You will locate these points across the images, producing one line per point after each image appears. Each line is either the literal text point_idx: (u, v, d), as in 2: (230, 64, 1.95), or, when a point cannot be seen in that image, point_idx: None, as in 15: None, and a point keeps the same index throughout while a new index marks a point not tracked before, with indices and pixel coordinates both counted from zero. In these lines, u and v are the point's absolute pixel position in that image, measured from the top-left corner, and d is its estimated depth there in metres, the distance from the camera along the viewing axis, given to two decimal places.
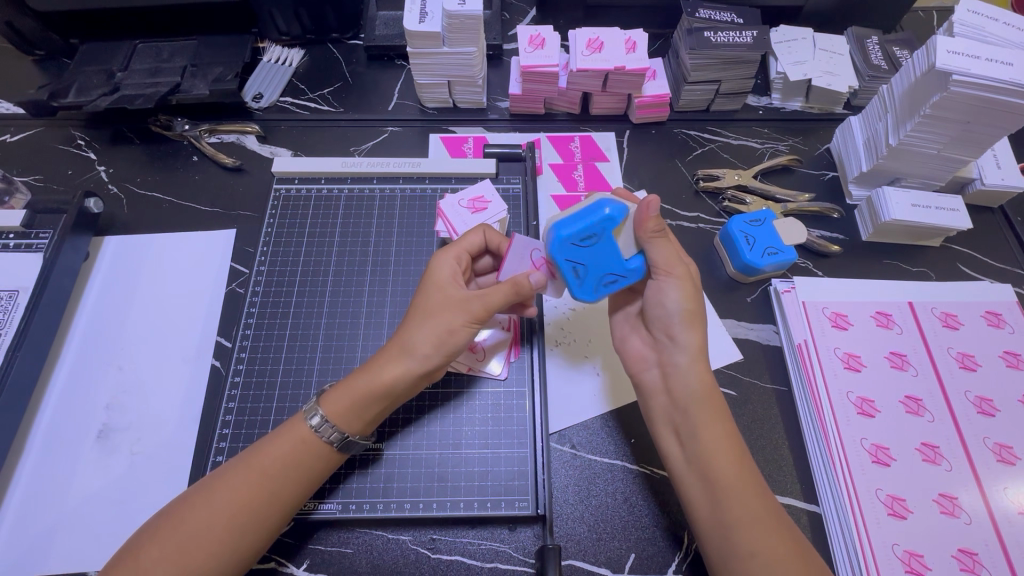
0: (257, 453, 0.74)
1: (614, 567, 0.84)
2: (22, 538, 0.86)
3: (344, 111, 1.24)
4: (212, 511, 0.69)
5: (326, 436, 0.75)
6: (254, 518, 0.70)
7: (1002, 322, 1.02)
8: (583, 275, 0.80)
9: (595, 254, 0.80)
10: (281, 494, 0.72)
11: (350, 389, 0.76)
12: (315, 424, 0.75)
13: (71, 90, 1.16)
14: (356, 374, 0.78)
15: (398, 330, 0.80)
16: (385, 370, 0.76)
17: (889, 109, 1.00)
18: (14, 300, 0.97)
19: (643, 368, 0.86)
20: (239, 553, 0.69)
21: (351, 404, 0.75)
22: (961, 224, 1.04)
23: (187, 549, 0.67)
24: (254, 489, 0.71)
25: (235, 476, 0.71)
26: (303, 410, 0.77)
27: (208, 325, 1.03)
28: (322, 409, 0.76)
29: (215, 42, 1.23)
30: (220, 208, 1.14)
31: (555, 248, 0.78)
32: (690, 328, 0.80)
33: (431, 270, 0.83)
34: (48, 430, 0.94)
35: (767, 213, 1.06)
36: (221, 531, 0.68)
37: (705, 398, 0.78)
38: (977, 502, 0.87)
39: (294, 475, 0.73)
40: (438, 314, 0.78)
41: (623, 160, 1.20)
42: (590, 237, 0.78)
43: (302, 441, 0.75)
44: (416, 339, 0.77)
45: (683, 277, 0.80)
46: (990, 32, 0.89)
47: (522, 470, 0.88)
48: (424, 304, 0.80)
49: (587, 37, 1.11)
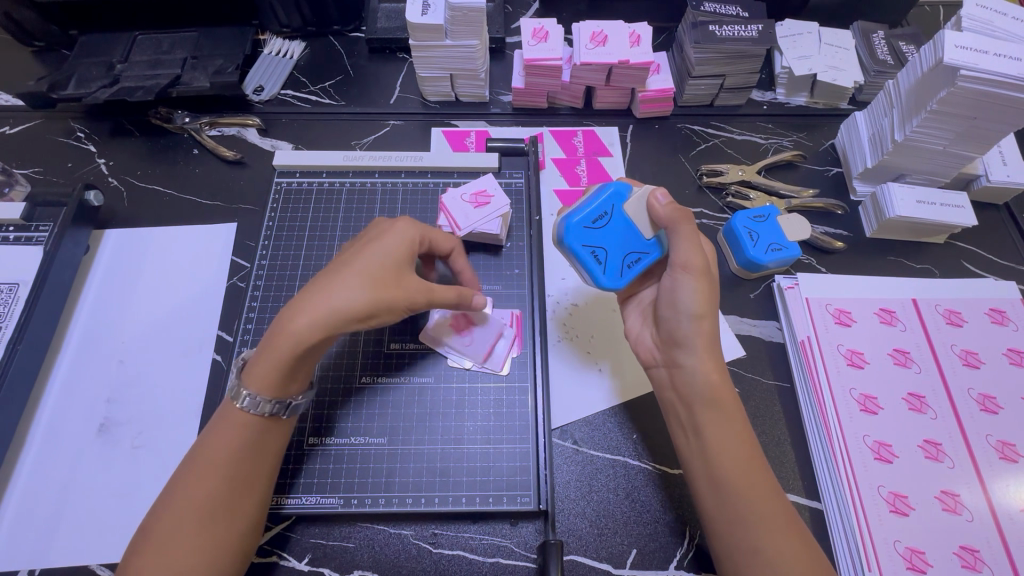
0: (204, 448, 0.73)
1: (616, 562, 0.84)
2: (22, 533, 0.85)
3: (345, 104, 1.24)
4: (179, 511, 0.69)
5: (261, 411, 0.74)
6: (224, 506, 0.71)
7: (1006, 320, 1.01)
8: (604, 260, 0.82)
9: (610, 237, 0.83)
10: (238, 480, 0.72)
11: (270, 361, 0.72)
12: (245, 405, 0.74)
13: (70, 82, 1.15)
14: (272, 340, 0.73)
15: (327, 280, 0.74)
16: (304, 340, 0.72)
17: (896, 103, 0.99)
18: (14, 293, 0.96)
19: (653, 363, 0.86)
20: (229, 540, 0.70)
21: (273, 377, 0.73)
22: (965, 221, 1.03)
23: (166, 552, 0.66)
24: (211, 480, 0.70)
25: (191, 473, 0.71)
26: (230, 394, 0.76)
27: (208, 319, 1.02)
28: (250, 391, 0.74)
29: (216, 34, 1.22)
30: (221, 202, 1.13)
31: (570, 234, 0.81)
32: (699, 330, 0.78)
33: (389, 236, 0.79)
34: (49, 423, 0.93)
35: (771, 209, 1.05)
36: (194, 527, 0.68)
37: (713, 398, 0.77)
38: (979, 500, 0.87)
39: (252, 455, 0.74)
40: (376, 285, 0.74)
41: (626, 154, 1.20)
42: (601, 218, 0.83)
43: (242, 424, 0.74)
44: (344, 303, 0.72)
45: (698, 273, 0.77)
46: (998, 27, 0.89)
47: (524, 465, 0.88)
48: (362, 263, 0.75)
49: (591, 30, 1.10)
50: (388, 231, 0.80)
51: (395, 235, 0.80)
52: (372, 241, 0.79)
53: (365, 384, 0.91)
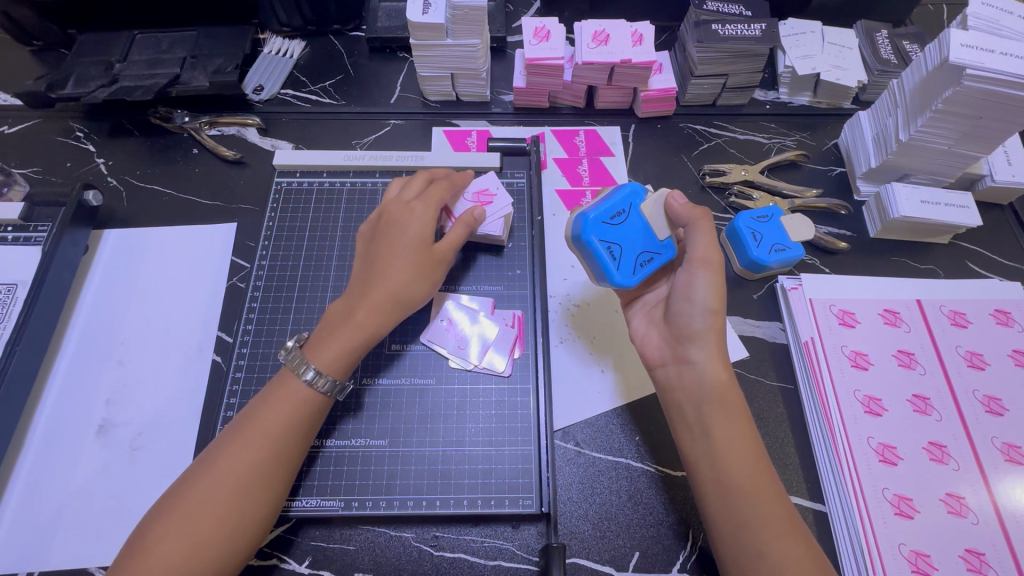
0: (254, 417, 0.74)
1: (618, 565, 0.83)
2: (21, 534, 0.85)
3: (345, 104, 1.23)
4: (218, 476, 0.69)
5: (322, 388, 0.76)
6: (260, 481, 0.70)
7: (1011, 320, 1.00)
8: (618, 256, 0.82)
9: (626, 233, 0.83)
10: (280, 456, 0.72)
11: (344, 342, 0.78)
12: (309, 379, 0.76)
13: (69, 82, 1.15)
14: (344, 325, 0.80)
15: (383, 271, 0.83)
16: (378, 323, 0.81)
17: (900, 103, 0.99)
18: (13, 294, 0.96)
19: (661, 362, 0.84)
20: (254, 517, 0.69)
21: (347, 357, 0.79)
22: (970, 221, 1.02)
23: (197, 515, 0.67)
24: (256, 450, 0.71)
25: (239, 439, 0.72)
26: (290, 364, 0.78)
27: (209, 319, 1.02)
28: (317, 365, 0.77)
29: (216, 33, 1.21)
30: (221, 202, 1.12)
31: (589, 228, 0.81)
32: (712, 325, 0.79)
33: (412, 214, 0.87)
34: (49, 423, 0.93)
35: (774, 209, 1.05)
36: (227, 497, 0.68)
37: (721, 396, 0.76)
38: (985, 502, 0.86)
39: (294, 432, 0.74)
40: (425, 271, 0.84)
41: (628, 154, 1.19)
42: (620, 214, 0.83)
43: (297, 400, 0.75)
44: (411, 295, 0.83)
45: (715, 268, 0.79)
46: (1004, 25, 0.88)
47: (526, 467, 0.87)
48: (407, 250, 0.84)
49: (593, 29, 1.09)
50: (408, 209, 0.88)
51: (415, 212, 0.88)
52: (400, 221, 0.87)
53: (365, 386, 0.91)
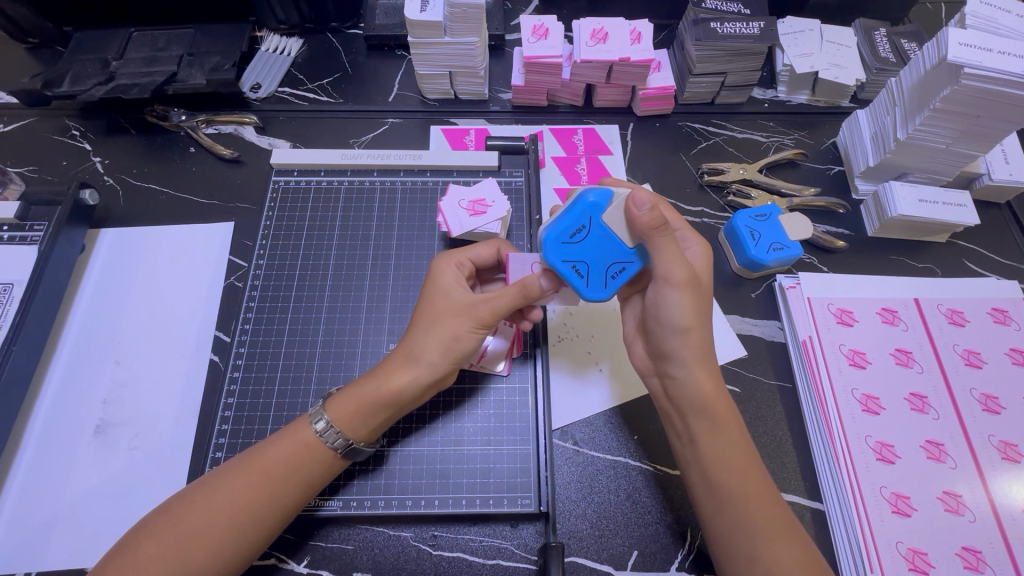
0: (258, 454, 0.73)
1: (617, 564, 0.84)
2: (18, 534, 0.85)
3: (343, 102, 1.22)
4: (213, 511, 0.68)
5: (331, 442, 0.74)
6: (253, 522, 0.70)
7: (1008, 319, 1.01)
8: (587, 273, 0.75)
9: (592, 249, 0.75)
10: (279, 497, 0.71)
11: (354, 394, 0.75)
12: (319, 429, 0.74)
13: (64, 79, 1.14)
14: (364, 379, 0.77)
15: (404, 337, 0.79)
16: (390, 378, 0.75)
17: (898, 102, 0.99)
18: (9, 293, 0.95)
19: (648, 372, 0.85)
20: (249, 549, 0.70)
21: (359, 409, 0.75)
22: (966, 220, 1.02)
23: (187, 549, 0.66)
24: (256, 491, 0.70)
25: (238, 475, 0.71)
26: (309, 413, 0.77)
27: (208, 318, 1.01)
28: (326, 414, 0.75)
29: (214, 31, 1.21)
30: (218, 201, 1.12)
31: (548, 251, 0.74)
32: (687, 343, 0.76)
33: (433, 276, 0.83)
34: (45, 423, 0.93)
35: (772, 208, 1.05)
36: (220, 533, 0.68)
37: (708, 407, 0.76)
38: (981, 499, 0.86)
39: (293, 477, 0.72)
40: (445, 321, 0.77)
41: (626, 153, 1.19)
42: (579, 231, 0.74)
43: (305, 444, 0.74)
44: (422, 351, 0.76)
45: (683, 287, 0.74)
46: (1003, 25, 0.88)
47: (524, 467, 0.87)
48: (426, 310, 0.79)
49: (591, 27, 1.09)
50: (430, 274, 0.84)
51: (438, 274, 0.83)
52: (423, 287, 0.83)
53: None
